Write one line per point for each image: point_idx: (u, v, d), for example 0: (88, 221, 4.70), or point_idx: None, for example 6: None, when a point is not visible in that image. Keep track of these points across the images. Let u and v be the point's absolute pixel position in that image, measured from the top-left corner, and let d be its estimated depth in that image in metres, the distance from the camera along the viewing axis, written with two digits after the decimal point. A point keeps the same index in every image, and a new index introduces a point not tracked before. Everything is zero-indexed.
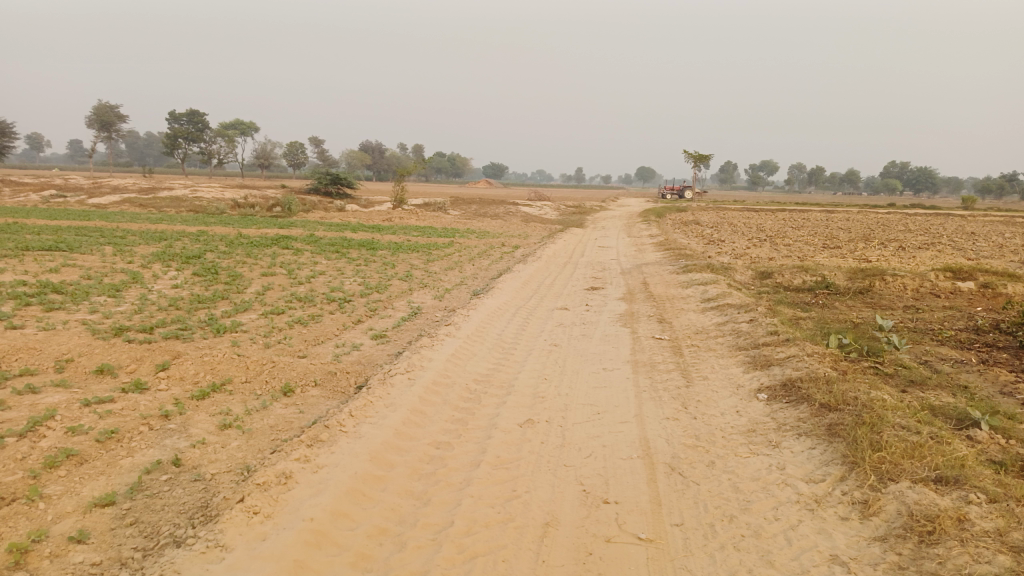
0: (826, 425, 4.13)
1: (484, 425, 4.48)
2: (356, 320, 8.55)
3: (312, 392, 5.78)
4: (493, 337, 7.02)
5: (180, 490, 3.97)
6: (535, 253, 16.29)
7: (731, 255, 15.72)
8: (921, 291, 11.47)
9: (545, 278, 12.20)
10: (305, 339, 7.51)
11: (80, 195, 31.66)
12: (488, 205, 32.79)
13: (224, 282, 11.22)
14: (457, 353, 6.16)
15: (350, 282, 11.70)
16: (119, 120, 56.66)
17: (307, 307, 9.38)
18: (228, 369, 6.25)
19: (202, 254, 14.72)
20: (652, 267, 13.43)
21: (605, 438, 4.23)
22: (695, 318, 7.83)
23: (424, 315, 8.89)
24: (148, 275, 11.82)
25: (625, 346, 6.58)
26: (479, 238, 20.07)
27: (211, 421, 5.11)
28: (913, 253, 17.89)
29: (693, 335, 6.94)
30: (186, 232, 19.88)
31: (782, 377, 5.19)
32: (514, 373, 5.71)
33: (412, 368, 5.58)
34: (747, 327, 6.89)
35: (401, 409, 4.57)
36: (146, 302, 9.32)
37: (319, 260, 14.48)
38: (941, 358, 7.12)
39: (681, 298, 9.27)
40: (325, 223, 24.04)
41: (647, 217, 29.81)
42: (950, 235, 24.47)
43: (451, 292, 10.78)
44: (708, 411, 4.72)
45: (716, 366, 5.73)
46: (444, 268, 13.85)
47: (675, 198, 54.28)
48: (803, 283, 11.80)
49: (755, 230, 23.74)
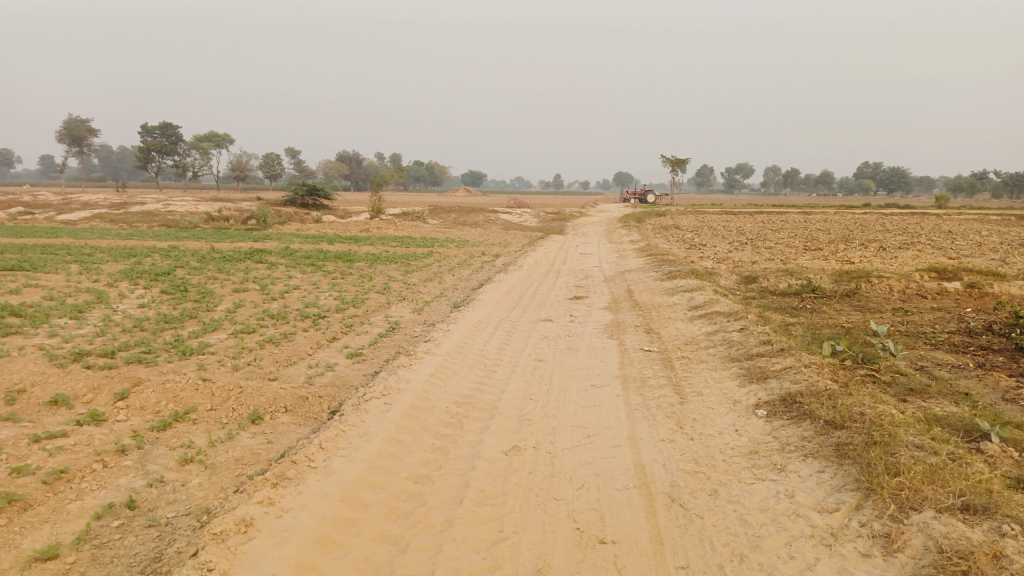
0: (833, 445, 3.85)
1: (467, 454, 4.14)
2: (331, 338, 8.18)
3: (282, 419, 5.41)
4: (475, 354, 6.68)
5: (133, 538, 3.60)
6: (516, 262, 15.97)
7: (714, 259, 15.53)
8: (908, 293, 11.30)
9: (527, 287, 11.90)
10: (276, 359, 7.13)
11: (49, 212, 30.91)
12: (466, 213, 32.42)
13: (193, 300, 10.78)
14: (437, 372, 5.82)
15: (326, 296, 11.31)
16: (90, 134, 55.65)
17: (280, 324, 8.99)
18: (193, 396, 5.86)
19: (173, 270, 14.24)
20: (635, 273, 13.18)
21: (598, 466, 3.92)
22: (683, 327, 7.55)
23: (402, 330, 8.53)
24: (114, 295, 11.34)
25: (613, 359, 6.28)
26: (458, 248, 19.73)
27: (172, 455, 4.73)
28: (894, 253, 17.80)
29: (683, 346, 6.65)
30: (157, 247, 19.34)
31: (781, 391, 4.91)
32: (498, 393, 5.38)
33: (388, 391, 5.23)
34: (739, 336, 6.61)
35: (376, 439, 4.22)
36: (110, 324, 8.88)
37: (294, 274, 14.07)
38: (938, 363, 6.90)
39: (667, 306, 9.00)
40: (301, 236, 23.59)
41: (626, 222, 29.63)
42: (928, 234, 24.56)
43: (430, 305, 10.43)
44: (705, 431, 4.42)
45: (711, 380, 5.45)
46: (423, 280, 13.49)
47: (642, 202, 54.38)
48: (789, 286, 11.60)
49: (736, 234, 23.63)
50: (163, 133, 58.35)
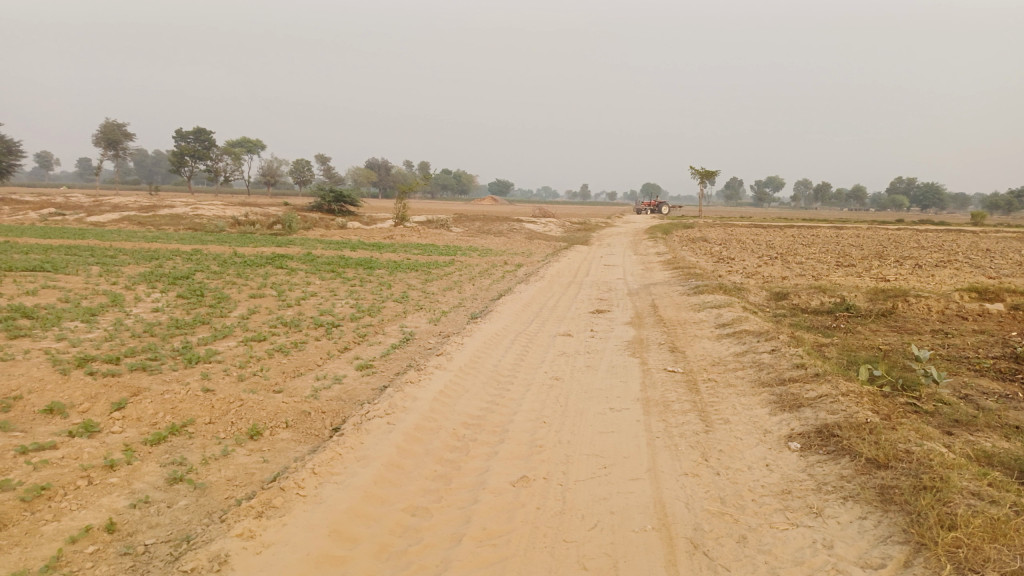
0: (876, 488, 3.46)
1: (471, 484, 3.81)
2: (342, 348, 7.91)
3: (282, 436, 5.12)
4: (488, 370, 6.34)
5: (105, 568, 3.31)
6: (539, 272, 15.63)
7: (743, 274, 15.07)
8: (947, 314, 10.77)
9: (548, 299, 11.56)
10: (283, 370, 6.87)
11: (80, 214, 31.23)
12: (491, 222, 32.16)
13: (208, 305, 10.59)
14: (446, 390, 5.49)
15: (342, 304, 11.07)
16: (126, 138, 56.49)
17: (292, 333, 8.74)
18: (192, 408, 5.61)
19: (192, 274, 14.11)
20: (660, 287, 12.80)
21: (613, 502, 3.57)
22: (710, 346, 7.15)
23: (416, 342, 8.22)
24: (130, 298, 11.20)
25: (634, 380, 5.90)
26: (480, 257, 19.44)
27: (162, 473, 4.47)
28: (931, 271, 17.15)
29: (709, 367, 6.26)
30: (180, 250, 19.32)
31: (817, 422, 4.51)
32: (509, 415, 5.04)
33: (392, 409, 4.91)
34: (770, 358, 6.21)
35: (374, 464, 3.92)
36: (120, 328, 8.70)
37: (313, 280, 13.88)
38: (984, 392, 6.43)
39: (693, 323, 8.59)
40: (324, 241, 23.52)
41: (653, 233, 29.13)
42: (965, 252, 23.77)
43: (447, 316, 10.13)
44: (733, 465, 4.05)
45: (739, 407, 5.05)
46: (442, 289, 13.21)
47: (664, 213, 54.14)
48: (822, 304, 11.12)
49: (766, 248, 23.04)
50: (197, 137, 59.04)
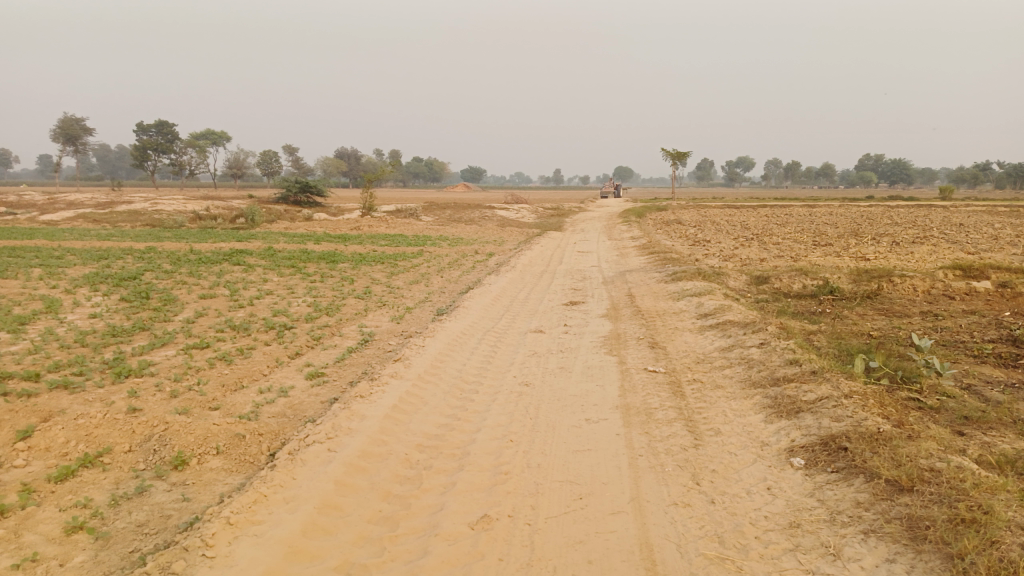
0: (903, 520, 2.91)
1: (420, 528, 3.20)
2: (293, 354, 7.23)
3: (211, 467, 4.45)
4: (451, 377, 5.69)
5: None
6: (510, 261, 14.97)
7: (721, 257, 14.60)
8: (934, 294, 10.33)
9: (518, 291, 10.94)
10: (223, 383, 6.17)
11: (32, 212, 29.82)
12: (462, 210, 31.38)
13: (152, 309, 9.79)
14: (400, 404, 4.83)
15: (299, 303, 10.34)
16: (86, 133, 54.63)
17: (239, 337, 8.01)
18: (109, 434, 4.89)
19: (140, 275, 13.22)
20: (637, 274, 12.25)
21: (591, 546, 2.97)
22: (692, 340, 6.57)
23: (375, 344, 7.56)
24: (68, 303, 10.36)
25: (612, 384, 5.29)
26: (450, 246, 18.75)
27: (61, 518, 3.77)
28: (910, 248, 16.79)
29: (694, 366, 5.67)
30: (133, 248, 18.31)
31: (821, 431, 3.95)
32: (471, 432, 4.40)
33: (334, 433, 4.25)
34: (760, 354, 5.64)
35: (304, 508, 3.28)
36: (48, 339, 7.89)
37: (270, 277, 13.09)
38: (988, 381, 5.93)
39: (673, 314, 8.01)
40: (288, 235, 22.61)
41: (626, 217, 28.56)
42: (940, 227, 23.59)
43: (411, 312, 9.48)
44: (730, 489, 3.47)
45: (730, 413, 4.49)
46: (408, 283, 12.52)
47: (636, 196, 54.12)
48: (804, 288, 10.65)
49: (742, 229, 22.64)
50: (159, 130, 57.14)
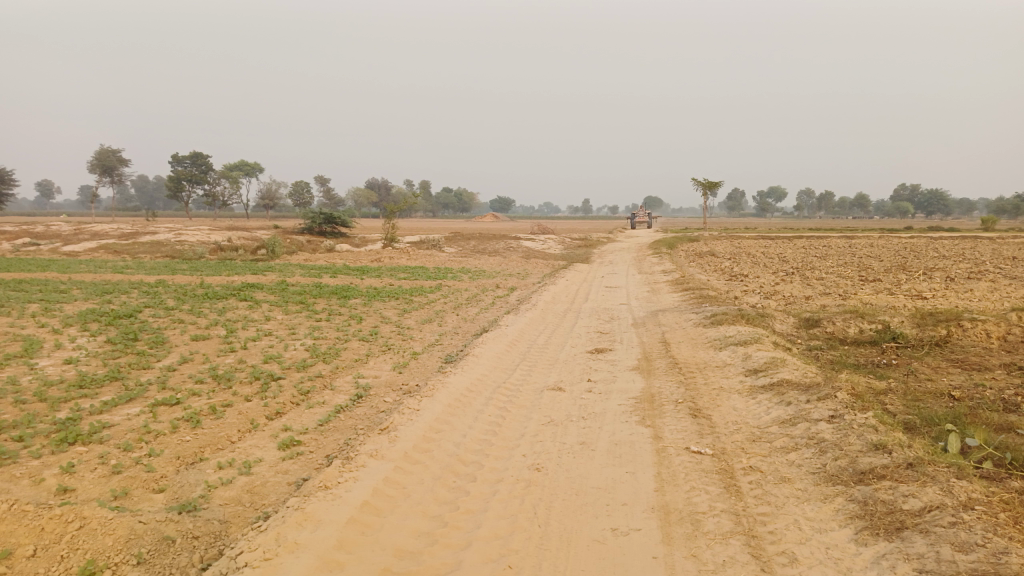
0: None
1: None
2: (273, 414, 6.22)
3: None
4: (445, 458, 4.59)
5: None
6: (532, 299, 13.89)
7: (760, 294, 13.43)
8: (1010, 341, 9.03)
9: (538, 334, 9.88)
10: (179, 456, 5.17)
11: (56, 242, 29.60)
12: (487, 241, 30.42)
13: (135, 353, 8.89)
14: (372, 501, 3.78)
15: (297, 346, 9.38)
16: (121, 164, 54.97)
17: (217, 391, 7.04)
18: (11, 532, 3.81)
19: (138, 312, 12.40)
20: (670, 314, 11.15)
21: None
22: (743, 408, 5.41)
23: (368, 403, 6.54)
24: (49, 345, 9.49)
25: (647, 472, 4.18)
26: (471, 281, 17.79)
27: None
28: (968, 285, 15.39)
29: (750, 447, 4.53)
30: (143, 281, 17.62)
31: (943, 568, 2.82)
32: (458, 551, 3.33)
33: (275, 549, 3.22)
34: (833, 432, 4.49)
35: None
36: (4, 391, 6.98)
37: (275, 315, 12.18)
38: None
39: (716, 369, 6.86)
40: (306, 267, 21.82)
41: (658, 248, 27.35)
42: (994, 261, 22.05)
43: (417, 360, 8.46)
44: None
45: (808, 528, 3.35)
46: (421, 322, 11.55)
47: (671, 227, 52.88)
48: (860, 333, 9.43)
49: (779, 262, 21.41)
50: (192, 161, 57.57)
